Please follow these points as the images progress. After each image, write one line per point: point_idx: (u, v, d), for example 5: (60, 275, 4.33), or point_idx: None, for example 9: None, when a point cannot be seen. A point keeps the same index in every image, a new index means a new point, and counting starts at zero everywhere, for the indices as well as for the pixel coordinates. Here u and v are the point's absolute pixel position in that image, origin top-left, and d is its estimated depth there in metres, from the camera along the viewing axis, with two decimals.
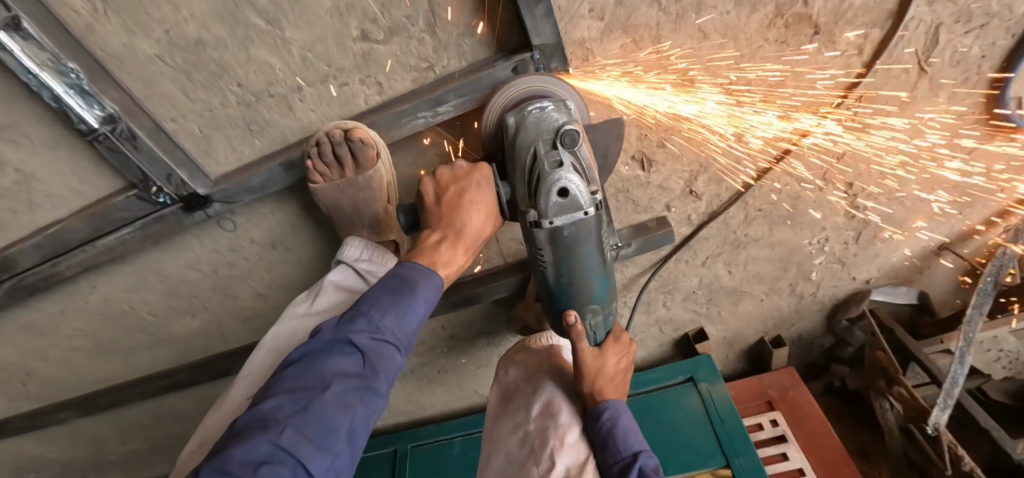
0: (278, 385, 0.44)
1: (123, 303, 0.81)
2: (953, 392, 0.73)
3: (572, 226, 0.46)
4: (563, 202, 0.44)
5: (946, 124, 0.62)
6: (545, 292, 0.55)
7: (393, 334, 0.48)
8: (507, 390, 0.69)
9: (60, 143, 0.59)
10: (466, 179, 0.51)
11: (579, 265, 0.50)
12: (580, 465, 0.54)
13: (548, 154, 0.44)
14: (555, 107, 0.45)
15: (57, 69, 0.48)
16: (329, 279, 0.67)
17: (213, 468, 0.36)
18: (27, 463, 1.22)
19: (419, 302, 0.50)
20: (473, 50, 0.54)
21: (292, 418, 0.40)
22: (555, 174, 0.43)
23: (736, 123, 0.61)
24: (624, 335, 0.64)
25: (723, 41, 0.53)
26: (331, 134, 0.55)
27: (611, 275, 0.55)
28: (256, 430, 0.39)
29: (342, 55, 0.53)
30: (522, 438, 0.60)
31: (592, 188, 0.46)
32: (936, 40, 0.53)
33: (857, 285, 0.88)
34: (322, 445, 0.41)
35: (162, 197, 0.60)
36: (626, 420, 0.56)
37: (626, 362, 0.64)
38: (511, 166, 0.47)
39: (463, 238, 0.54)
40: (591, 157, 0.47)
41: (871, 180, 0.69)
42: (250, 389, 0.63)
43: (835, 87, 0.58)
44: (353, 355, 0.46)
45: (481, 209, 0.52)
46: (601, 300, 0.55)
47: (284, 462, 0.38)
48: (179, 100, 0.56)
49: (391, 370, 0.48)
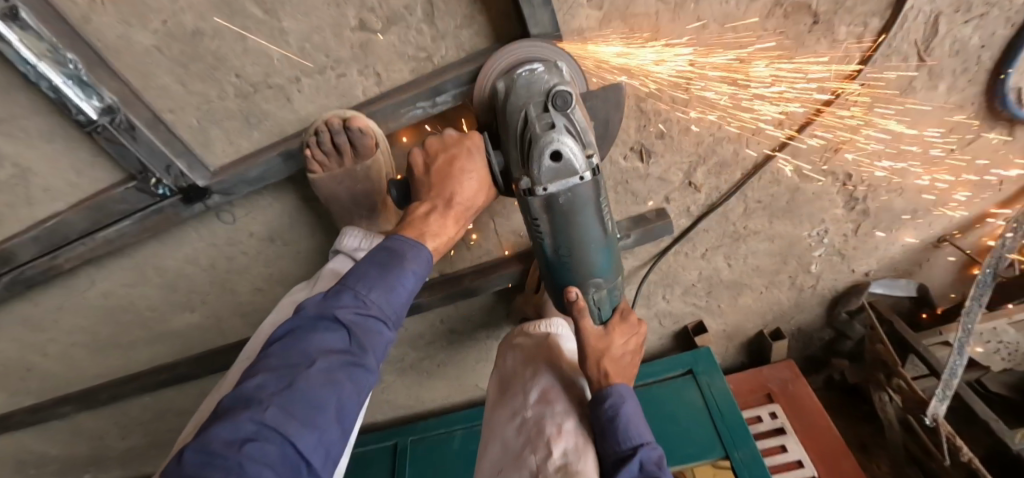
0: (264, 363, 0.44)
1: (122, 298, 0.81)
2: (952, 382, 0.73)
3: (567, 192, 0.46)
4: (556, 166, 0.44)
5: (946, 114, 0.62)
6: (548, 267, 0.55)
7: (379, 309, 0.48)
8: (505, 378, 0.68)
9: (57, 136, 0.59)
10: (457, 146, 0.53)
11: (578, 236, 0.50)
12: (576, 450, 0.53)
13: (540, 117, 0.44)
14: (546, 70, 0.46)
15: (55, 59, 0.48)
16: (328, 265, 0.66)
17: (196, 446, 0.35)
18: (28, 459, 1.22)
19: (406, 275, 0.50)
20: (472, 40, 0.54)
21: (277, 395, 0.40)
22: (547, 136, 0.43)
23: (736, 113, 0.61)
24: (631, 314, 0.63)
25: (722, 31, 0.53)
26: (330, 123, 0.56)
27: (613, 246, 0.55)
28: (240, 408, 0.39)
29: (340, 45, 0.53)
30: (520, 425, 0.59)
31: (589, 152, 0.46)
32: (935, 29, 0.53)
33: (857, 278, 0.88)
34: (308, 421, 0.40)
35: (162, 189, 0.60)
36: (629, 408, 0.53)
37: (634, 341, 0.62)
38: (504, 133, 0.48)
39: (451, 208, 0.54)
40: (587, 120, 0.47)
41: (870, 170, 0.69)
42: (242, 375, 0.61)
43: (834, 77, 0.57)
44: (339, 331, 0.46)
45: (473, 177, 0.52)
46: (601, 271, 0.55)
47: (270, 439, 0.38)
48: (176, 91, 0.56)
49: (379, 345, 0.48)
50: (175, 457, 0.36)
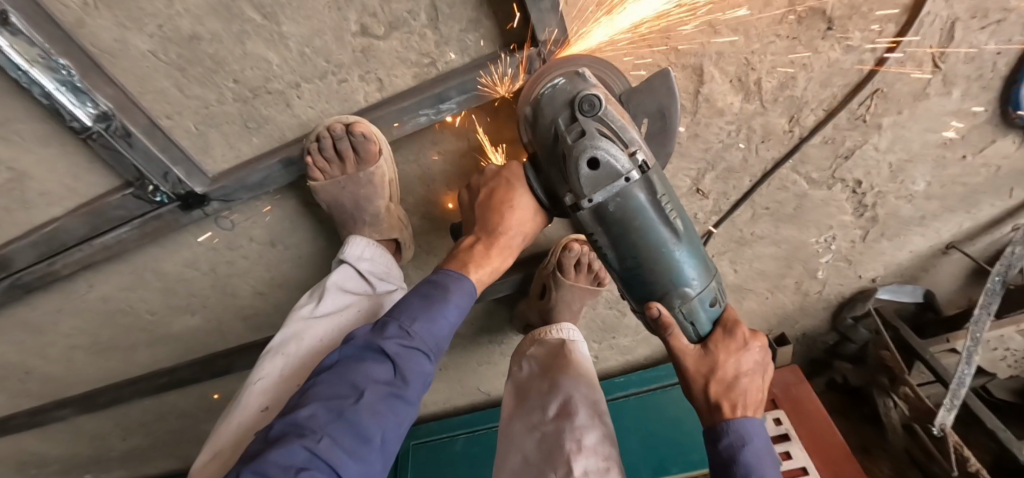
0: (313, 390, 0.47)
1: (122, 302, 0.80)
2: (960, 392, 0.72)
3: (615, 197, 0.46)
4: (594, 174, 0.45)
5: (958, 121, 0.61)
6: (622, 281, 0.53)
7: (422, 341, 0.51)
8: (522, 385, 0.68)
9: (53, 140, 0.57)
10: (494, 179, 0.57)
11: (641, 243, 0.47)
12: (599, 469, 0.55)
13: (569, 128, 0.46)
14: (567, 80, 0.47)
15: (48, 65, 0.47)
16: (331, 280, 0.64)
17: (253, 470, 0.40)
18: (28, 459, 1.22)
19: (451, 308, 0.53)
20: (477, 45, 0.52)
21: (327, 426, 0.44)
22: (579, 145, 0.45)
23: (746, 119, 0.60)
24: (740, 329, 0.55)
25: (734, 37, 0.51)
26: (332, 129, 0.55)
27: (692, 247, 0.50)
28: (292, 436, 0.43)
29: (341, 50, 0.51)
30: (539, 439, 0.60)
31: (632, 149, 0.45)
32: (951, 35, 0.51)
33: (863, 283, 0.87)
34: (353, 452, 0.45)
35: (159, 196, 0.60)
36: (751, 451, 0.49)
37: (751, 359, 0.54)
38: (542, 154, 0.51)
39: (495, 239, 0.57)
40: (625, 117, 0.46)
41: (880, 177, 0.68)
42: (264, 397, 0.58)
43: (846, 83, 0.56)
44: (384, 363, 0.48)
45: (513, 206, 0.55)
46: (683, 279, 0.50)
47: (320, 468, 0.42)
48: (173, 95, 0.55)
49: (421, 376, 0.51)
50: (234, 475, 0.40)
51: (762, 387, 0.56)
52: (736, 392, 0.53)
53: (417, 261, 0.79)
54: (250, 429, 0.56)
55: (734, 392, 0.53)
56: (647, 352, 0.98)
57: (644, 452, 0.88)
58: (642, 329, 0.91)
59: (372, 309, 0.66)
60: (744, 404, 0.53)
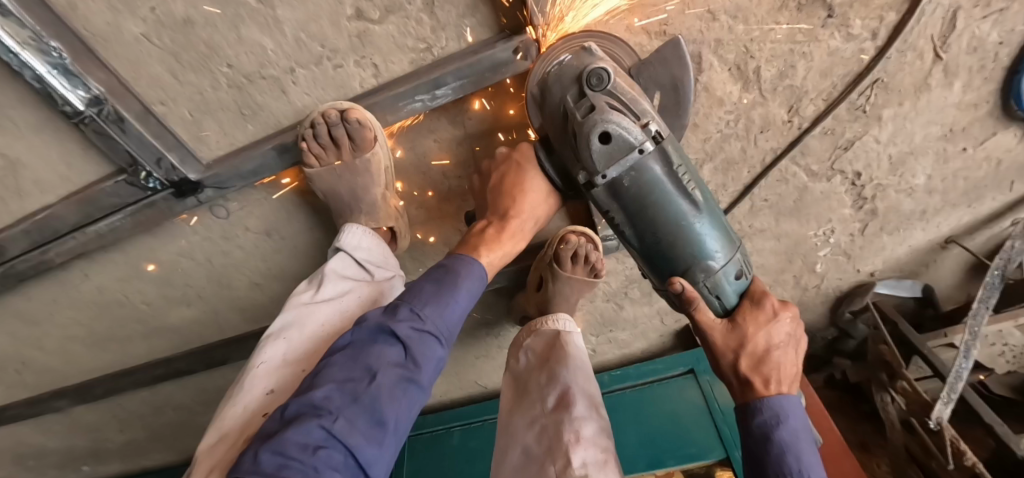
0: (326, 373, 0.47)
1: (117, 292, 0.80)
2: (957, 386, 0.72)
3: (629, 171, 0.46)
4: (607, 147, 0.45)
5: (959, 114, 0.60)
6: (646, 260, 0.54)
7: (433, 325, 0.51)
8: (520, 379, 0.67)
9: (46, 127, 0.57)
10: (505, 163, 0.57)
11: (662, 214, 0.48)
12: (598, 461, 0.55)
13: (579, 103, 0.46)
14: (574, 57, 0.49)
15: (39, 47, 0.46)
16: (329, 267, 0.63)
17: (272, 449, 0.40)
18: (26, 451, 1.22)
19: (461, 293, 0.53)
20: (474, 30, 0.51)
21: (344, 408, 0.44)
22: (589, 120, 0.45)
23: (746, 109, 0.59)
24: (767, 302, 0.55)
25: (733, 24, 0.50)
26: (326, 115, 0.54)
27: (713, 218, 0.50)
28: (309, 415, 0.43)
29: (337, 35, 0.51)
30: (539, 433, 0.59)
31: (644, 120, 0.45)
32: (953, 25, 0.51)
33: (862, 278, 0.87)
34: (370, 435, 0.45)
35: (151, 182, 0.59)
36: (787, 431, 0.50)
37: (781, 330, 0.55)
38: (552, 133, 0.51)
39: (506, 222, 0.57)
40: (635, 89, 0.47)
41: (880, 169, 0.67)
42: (269, 381, 0.56)
43: (847, 73, 0.56)
44: (396, 346, 0.48)
45: (524, 188, 0.56)
46: (705, 252, 0.50)
47: (337, 447, 0.42)
48: (168, 81, 0.54)
49: (432, 360, 0.51)
50: (253, 454, 0.40)
51: (796, 359, 0.56)
52: (768, 365, 0.53)
53: (413, 252, 0.78)
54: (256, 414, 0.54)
55: (765, 366, 0.53)
56: (644, 346, 0.98)
57: (642, 445, 0.87)
58: (639, 322, 0.90)
59: (374, 297, 0.66)
60: (778, 379, 0.53)
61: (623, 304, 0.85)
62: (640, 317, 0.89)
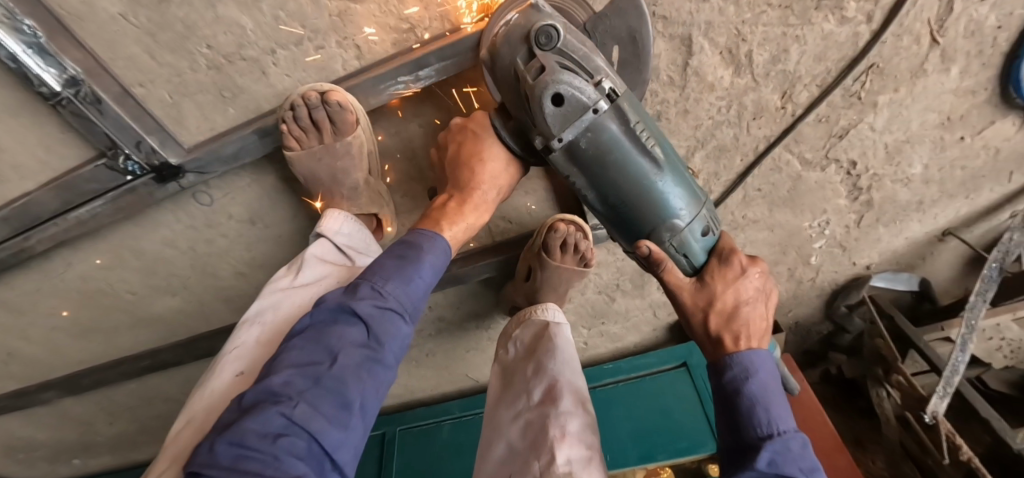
0: (285, 356, 0.45)
1: (101, 281, 0.79)
2: (953, 380, 0.71)
3: (586, 132, 0.45)
4: (561, 110, 0.44)
5: (956, 101, 0.59)
6: (613, 223, 0.53)
7: (395, 301, 0.50)
8: (507, 369, 0.67)
9: (23, 109, 0.56)
10: (461, 132, 0.55)
11: (622, 173, 0.47)
12: (583, 458, 0.53)
13: (528, 65, 0.44)
14: (520, 15, 0.44)
15: (12, 25, 0.45)
16: (310, 252, 0.62)
17: (229, 440, 0.38)
18: (15, 444, 1.21)
19: (425, 268, 0.52)
20: (457, 10, 0.50)
21: (305, 392, 0.42)
22: (540, 82, 0.43)
23: (738, 94, 0.58)
24: (734, 257, 0.55)
25: (723, 5, 0.49)
26: (306, 97, 0.53)
27: (676, 176, 0.49)
28: (267, 403, 0.40)
29: (317, 14, 0.49)
30: (524, 426, 0.58)
31: (598, 78, 0.44)
32: (949, 7, 0.49)
33: (858, 271, 0.85)
34: (335, 419, 0.43)
35: (131, 166, 0.58)
36: (757, 383, 0.48)
37: (750, 286, 0.54)
38: (507, 99, 0.49)
39: (467, 194, 0.56)
40: (589, 45, 0.45)
41: (876, 158, 0.66)
42: (241, 363, 0.54)
43: (841, 58, 0.54)
44: (357, 325, 0.47)
45: (486, 160, 0.54)
46: (669, 211, 0.49)
47: (299, 434, 0.40)
48: (146, 62, 0.53)
49: (396, 338, 0.50)
50: (208, 446, 0.38)
51: (766, 313, 0.55)
52: (737, 322, 0.53)
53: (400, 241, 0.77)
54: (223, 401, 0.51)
55: (735, 322, 0.53)
56: (637, 339, 0.96)
57: (633, 439, 0.86)
58: (631, 315, 0.89)
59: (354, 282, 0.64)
60: (748, 335, 0.52)
61: (614, 296, 0.84)
62: (632, 310, 0.88)
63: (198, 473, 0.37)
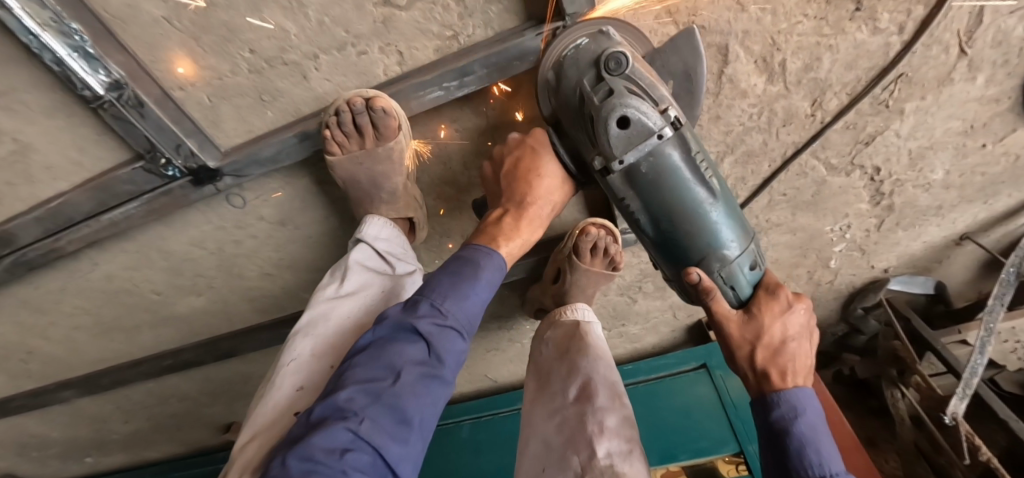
0: (350, 372, 0.46)
1: (126, 281, 0.79)
2: (972, 381, 0.72)
3: (647, 157, 0.46)
4: (626, 132, 0.45)
5: (980, 109, 0.60)
6: (658, 250, 0.54)
7: (454, 318, 0.50)
8: (541, 367, 0.67)
9: (59, 111, 0.56)
10: (520, 148, 0.56)
11: (676, 201, 0.48)
12: (623, 451, 0.55)
13: (596, 88, 0.46)
14: (591, 40, 0.47)
15: (60, 29, 0.45)
16: (352, 257, 0.63)
17: (301, 454, 0.40)
18: (29, 442, 1.21)
19: (481, 285, 0.53)
20: (500, 17, 0.50)
21: (368, 408, 0.43)
22: (608, 104, 0.45)
23: (769, 101, 0.59)
24: (782, 292, 0.55)
25: (761, 15, 0.50)
26: (351, 103, 0.54)
27: (727, 207, 0.50)
28: (334, 418, 0.42)
29: (361, 20, 0.50)
30: (560, 423, 0.59)
31: (663, 106, 0.45)
32: (979, 19, 0.50)
33: (875, 274, 0.87)
34: (396, 434, 0.44)
35: (171, 170, 0.58)
36: (806, 423, 0.49)
37: (797, 321, 0.55)
38: (567, 118, 0.50)
39: (524, 211, 0.57)
40: (652, 75, 0.47)
41: (899, 164, 0.67)
42: (298, 377, 0.56)
43: (871, 66, 0.55)
44: (419, 343, 0.48)
45: (542, 176, 0.55)
46: (719, 241, 0.50)
47: (364, 449, 0.42)
48: (186, 65, 0.54)
49: (454, 354, 0.50)
50: (280, 459, 0.40)
51: (811, 350, 0.56)
52: (784, 357, 0.53)
53: (428, 243, 0.78)
54: (285, 411, 0.53)
55: (781, 357, 0.53)
56: (656, 340, 0.97)
57: (655, 440, 0.87)
58: (651, 316, 0.90)
59: (394, 289, 0.65)
60: (794, 370, 0.53)
61: (636, 297, 0.85)
62: (653, 311, 0.89)
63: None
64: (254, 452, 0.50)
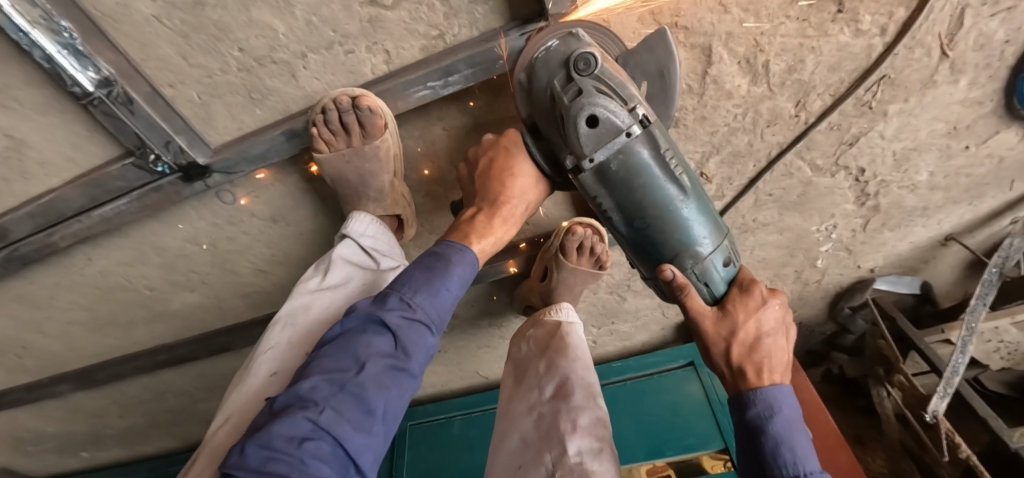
0: (316, 363, 0.47)
1: (120, 277, 0.80)
2: (954, 380, 0.73)
3: (617, 155, 0.47)
4: (595, 131, 0.46)
5: (963, 111, 0.61)
6: (634, 247, 0.54)
7: (423, 312, 0.51)
8: (521, 364, 0.68)
9: (51, 108, 0.56)
10: (494, 148, 0.57)
11: (648, 198, 0.48)
12: (593, 449, 0.55)
13: (566, 88, 0.47)
14: (562, 41, 0.48)
15: (49, 27, 0.46)
16: (336, 252, 0.64)
17: (259, 442, 0.40)
18: (25, 436, 1.22)
19: (453, 280, 0.53)
20: (486, 17, 0.51)
21: (330, 398, 0.44)
22: (577, 103, 0.46)
23: (754, 102, 0.59)
24: (757, 288, 0.56)
25: (744, 16, 0.50)
26: (337, 101, 0.54)
27: (700, 205, 0.51)
28: (296, 408, 0.43)
29: (348, 19, 0.50)
30: (535, 420, 0.60)
31: (631, 105, 0.46)
32: (960, 22, 0.51)
33: (862, 274, 0.88)
34: (359, 424, 0.45)
35: (161, 166, 0.58)
36: (781, 422, 0.49)
37: (771, 317, 0.55)
38: (541, 119, 0.51)
39: (497, 209, 0.57)
40: (623, 74, 0.47)
41: (884, 165, 0.68)
42: (274, 364, 0.57)
43: (855, 68, 0.56)
44: (385, 335, 0.48)
45: (515, 175, 0.56)
46: (692, 238, 0.51)
47: (324, 439, 0.42)
48: (176, 63, 0.54)
49: (423, 348, 0.51)
50: (240, 446, 0.41)
51: (788, 346, 0.57)
52: (759, 353, 0.54)
53: (418, 240, 0.78)
54: (258, 398, 0.54)
55: (757, 353, 0.54)
56: (646, 338, 0.98)
57: (644, 436, 0.88)
58: (641, 314, 0.91)
59: (375, 283, 0.66)
60: (770, 367, 0.53)
61: (625, 295, 0.86)
62: (642, 309, 0.90)
63: (229, 474, 0.39)
64: (226, 436, 0.51)
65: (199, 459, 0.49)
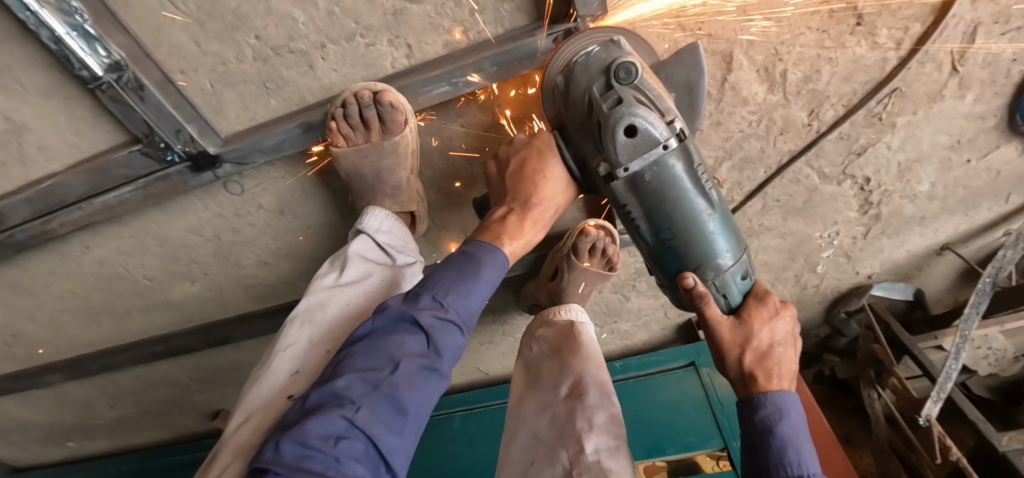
0: (349, 362, 0.47)
1: (118, 266, 0.78)
2: (946, 386, 0.75)
3: (651, 167, 0.46)
4: (633, 141, 0.45)
5: (967, 125, 0.62)
6: (656, 254, 0.54)
7: (455, 313, 0.50)
8: (531, 365, 0.68)
9: (56, 92, 0.55)
10: (527, 148, 0.56)
11: (679, 210, 0.49)
12: (609, 447, 0.56)
13: (605, 95, 0.45)
14: (602, 48, 0.47)
15: (60, 7, 0.44)
16: (352, 249, 0.64)
17: (293, 440, 0.40)
18: (9, 425, 1.19)
19: (484, 280, 0.52)
20: (512, 15, 0.51)
21: (365, 397, 0.44)
22: (616, 112, 0.44)
23: (770, 109, 0.60)
24: (769, 299, 0.58)
25: (766, 25, 0.51)
26: (358, 96, 0.54)
27: (725, 219, 0.52)
28: (330, 406, 0.43)
29: (372, 12, 0.50)
30: (551, 418, 0.60)
31: (669, 118, 0.46)
32: (973, 39, 0.52)
33: (859, 279, 0.90)
34: (390, 423, 0.45)
35: (169, 155, 0.57)
36: (786, 426, 0.50)
37: (781, 328, 0.57)
38: (573, 124, 0.50)
39: (529, 210, 0.57)
40: (660, 86, 0.47)
41: (888, 175, 0.69)
42: (295, 363, 0.57)
43: (868, 80, 0.57)
44: (418, 335, 0.48)
45: (547, 176, 0.55)
46: (715, 251, 0.52)
47: (358, 438, 0.42)
48: (190, 50, 0.53)
49: (453, 348, 0.50)
50: (273, 443, 0.41)
51: (794, 357, 0.58)
52: (770, 361, 0.55)
53: (429, 236, 0.78)
54: (277, 397, 0.54)
55: (767, 361, 0.55)
56: (646, 337, 1.00)
57: (644, 434, 0.90)
58: (643, 314, 0.92)
59: (392, 280, 0.65)
60: (778, 374, 0.55)
61: (629, 295, 0.87)
62: (644, 309, 0.91)
63: (264, 469, 0.39)
64: (245, 434, 0.51)
65: (222, 456, 0.49)
